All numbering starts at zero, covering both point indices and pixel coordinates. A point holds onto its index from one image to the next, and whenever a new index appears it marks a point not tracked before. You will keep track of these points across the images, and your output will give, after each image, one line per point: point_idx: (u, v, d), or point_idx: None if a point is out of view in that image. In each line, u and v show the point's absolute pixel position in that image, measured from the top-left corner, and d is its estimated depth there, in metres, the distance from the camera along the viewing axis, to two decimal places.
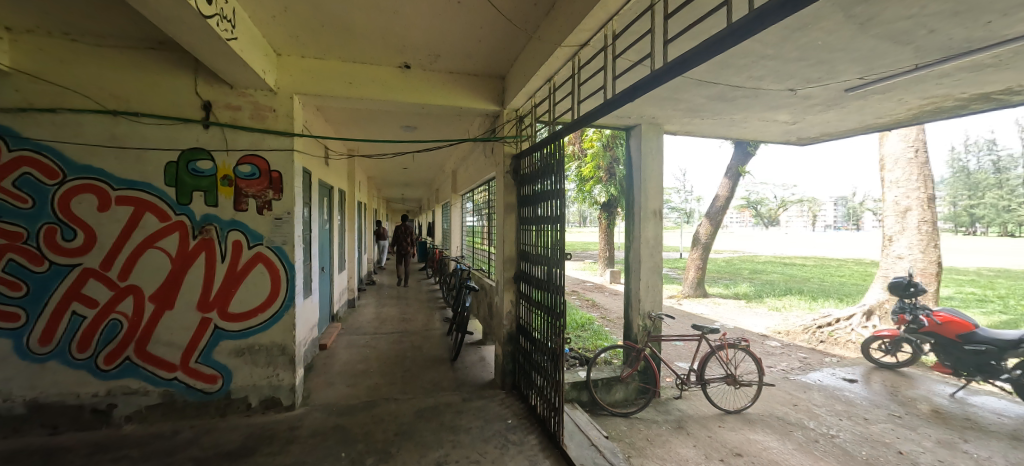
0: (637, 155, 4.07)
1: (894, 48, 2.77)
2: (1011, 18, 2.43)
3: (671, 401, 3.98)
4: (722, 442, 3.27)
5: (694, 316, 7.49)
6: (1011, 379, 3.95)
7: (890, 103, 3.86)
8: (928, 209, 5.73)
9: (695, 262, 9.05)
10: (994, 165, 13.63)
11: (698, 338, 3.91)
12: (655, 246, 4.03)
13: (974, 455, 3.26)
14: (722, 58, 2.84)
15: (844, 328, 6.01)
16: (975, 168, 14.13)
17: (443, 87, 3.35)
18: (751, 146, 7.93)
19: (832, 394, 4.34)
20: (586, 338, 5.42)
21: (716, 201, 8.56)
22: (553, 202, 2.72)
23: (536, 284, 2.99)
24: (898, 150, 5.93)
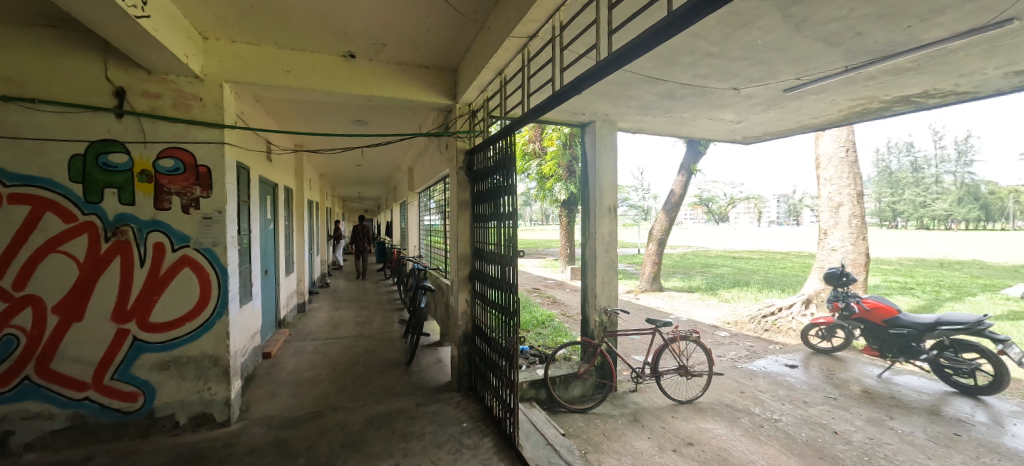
0: (591, 151, 4.12)
1: (826, 49, 2.94)
2: (927, 24, 2.63)
3: (627, 394, 4.07)
4: (676, 432, 3.37)
5: (650, 310, 7.71)
6: (928, 358, 4.31)
7: (824, 104, 4.12)
8: (857, 204, 6.18)
9: (652, 257, 9.31)
10: (911, 165, 16.83)
11: (652, 332, 4.01)
12: (610, 242, 4.10)
13: (899, 430, 3.54)
14: (669, 54, 2.91)
15: (786, 316, 6.40)
16: (896, 169, 17.48)
17: (391, 79, 3.23)
18: (701, 144, 8.26)
19: (776, 380, 4.59)
20: (546, 335, 5.44)
21: (670, 198, 8.86)
22: (505, 198, 2.69)
23: (490, 282, 2.96)
24: (831, 149, 6.36)
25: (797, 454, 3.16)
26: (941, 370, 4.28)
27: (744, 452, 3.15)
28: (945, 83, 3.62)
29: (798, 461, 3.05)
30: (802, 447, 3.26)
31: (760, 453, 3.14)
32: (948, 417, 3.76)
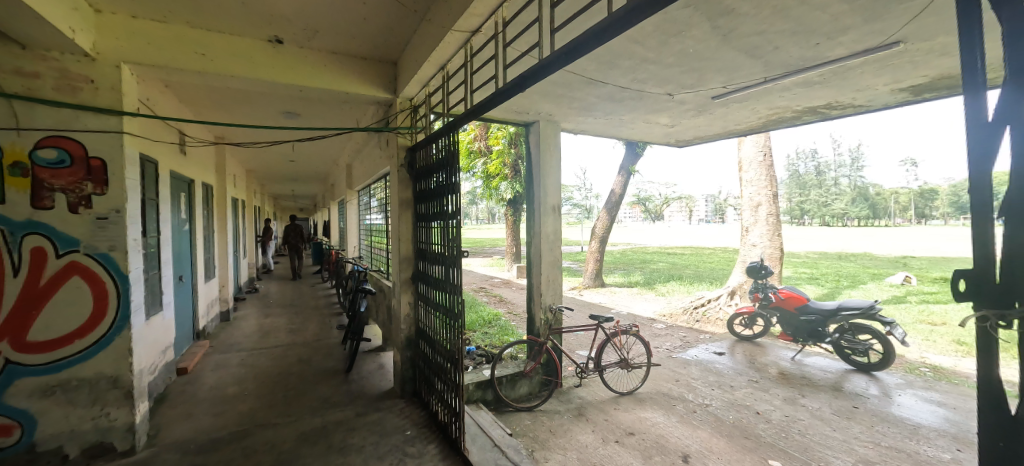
0: (536, 150, 4.14)
1: (749, 61, 3.16)
2: (832, 42, 2.91)
3: (572, 389, 4.16)
4: (618, 424, 3.48)
5: (593, 306, 7.94)
6: (832, 340, 4.79)
7: (746, 112, 4.45)
8: (773, 203, 6.76)
9: (594, 254, 9.60)
10: (815, 170, 21.76)
11: (595, 327, 4.11)
12: (554, 240, 4.15)
13: (810, 407, 3.91)
14: (609, 58, 2.98)
15: (714, 307, 6.87)
16: (807, 172, 22.30)
17: (323, 69, 3.03)
18: (638, 146, 8.64)
19: (706, 367, 4.90)
20: (493, 334, 5.42)
21: (611, 197, 9.19)
22: (449, 197, 2.63)
23: (433, 284, 2.87)
24: (752, 153, 6.90)
25: (726, 435, 3.37)
26: (842, 351, 4.77)
27: (679, 437, 3.31)
28: (846, 97, 4.04)
29: (727, 442, 3.26)
30: (730, 428, 3.50)
31: (694, 437, 3.32)
32: (848, 392, 4.21)
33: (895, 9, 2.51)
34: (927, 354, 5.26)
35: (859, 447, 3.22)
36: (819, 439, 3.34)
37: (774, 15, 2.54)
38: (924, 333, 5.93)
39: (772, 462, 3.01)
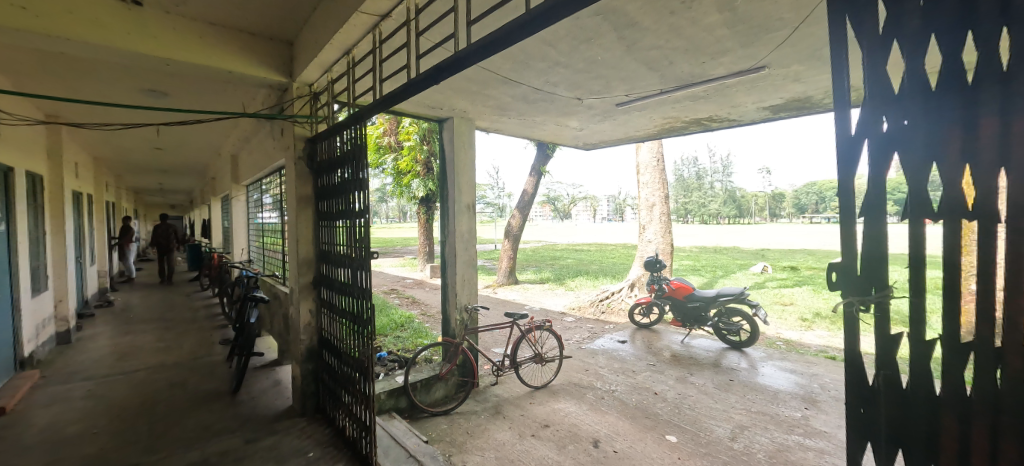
0: (449, 146, 4.04)
1: (648, 72, 3.40)
2: (715, 62, 3.24)
3: (488, 388, 4.14)
4: (534, 417, 3.54)
5: (507, 303, 8.05)
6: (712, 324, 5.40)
7: (644, 120, 4.81)
8: (665, 204, 7.45)
9: (507, 252, 9.75)
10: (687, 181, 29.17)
11: (510, 325, 4.13)
12: (469, 239, 4.10)
13: (697, 383, 4.36)
14: (523, 58, 2.99)
15: (617, 298, 7.37)
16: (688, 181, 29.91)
17: (199, 42, 2.61)
18: (548, 147, 8.94)
19: (612, 355, 5.22)
20: (405, 337, 5.20)
21: (522, 197, 9.39)
22: (356, 194, 2.42)
23: (339, 288, 2.64)
24: (648, 158, 7.53)
25: (630, 417, 3.61)
26: (719, 332, 5.41)
27: (590, 424, 3.47)
28: (724, 111, 4.56)
29: (631, 424, 3.48)
30: (633, 410, 3.75)
31: (603, 422, 3.50)
32: (726, 367, 4.77)
33: (764, 38, 2.87)
34: (781, 330, 6.18)
35: (736, 415, 3.66)
36: (705, 411, 3.72)
37: (670, 32, 2.76)
38: (778, 312, 6.98)
39: (669, 438, 3.27)
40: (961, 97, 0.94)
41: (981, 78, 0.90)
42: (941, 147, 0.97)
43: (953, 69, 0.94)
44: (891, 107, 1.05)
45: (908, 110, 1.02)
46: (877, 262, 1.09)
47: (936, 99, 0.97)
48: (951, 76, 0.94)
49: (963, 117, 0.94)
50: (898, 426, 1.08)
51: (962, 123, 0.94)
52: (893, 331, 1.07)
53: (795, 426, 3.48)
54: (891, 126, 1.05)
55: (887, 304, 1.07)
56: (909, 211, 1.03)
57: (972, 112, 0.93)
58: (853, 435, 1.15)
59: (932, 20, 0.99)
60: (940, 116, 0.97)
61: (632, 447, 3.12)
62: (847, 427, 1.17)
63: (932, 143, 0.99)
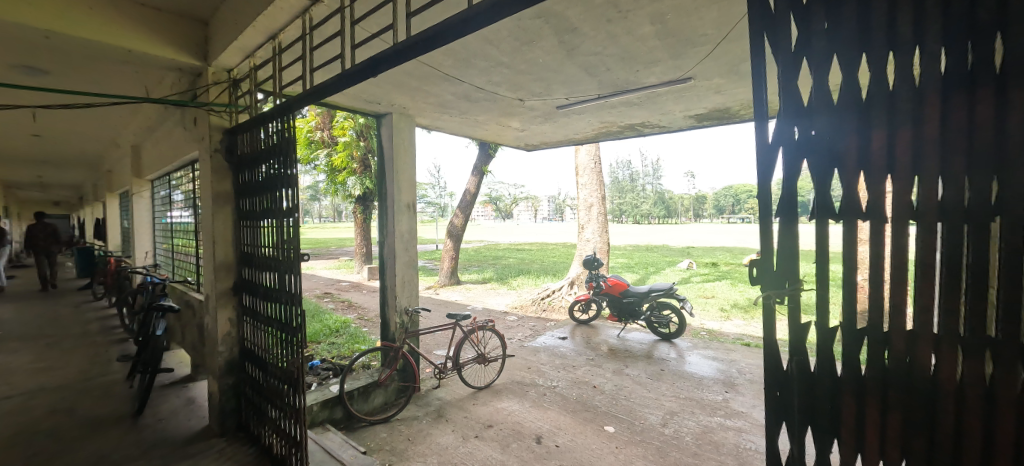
0: (387, 143, 3.88)
1: (587, 77, 3.49)
2: (648, 71, 3.40)
3: (430, 392, 4.04)
4: (477, 418, 3.50)
5: (448, 304, 7.92)
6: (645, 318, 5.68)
7: (583, 123, 4.94)
8: (602, 204, 7.74)
9: (449, 253, 9.61)
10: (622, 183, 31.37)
11: (453, 326, 4.05)
12: (409, 239, 3.96)
13: (632, 374, 4.56)
14: (465, 55, 2.94)
15: (558, 296, 7.53)
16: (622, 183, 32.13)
17: (90, 13, 2.27)
18: (490, 147, 8.93)
19: (553, 352, 5.32)
20: (341, 343, 4.92)
21: (464, 197, 9.30)
22: (283, 192, 2.24)
23: (264, 294, 2.43)
24: (587, 159, 7.78)
25: (571, 410, 3.69)
26: (652, 325, 5.71)
27: (533, 421, 3.49)
28: (656, 118, 4.81)
29: (572, 418, 3.56)
30: (574, 404, 3.84)
31: (545, 418, 3.54)
32: (658, 358, 5.04)
33: (691, 51, 3.05)
34: (704, 320, 6.67)
35: (666, 402, 3.87)
36: (639, 400, 3.91)
37: (608, 40, 2.84)
38: (702, 305, 7.52)
39: (607, 428, 3.39)
40: (857, 110, 1.04)
41: (874, 95, 1.01)
42: (842, 156, 1.06)
43: (852, 85, 1.04)
44: (801, 118, 1.13)
45: (815, 121, 1.11)
46: (789, 259, 1.17)
47: (838, 112, 1.07)
48: (850, 93, 1.04)
49: (859, 129, 1.05)
50: (807, 408, 1.17)
51: (859, 134, 1.05)
52: (802, 323, 1.16)
53: (718, 408, 3.75)
54: (802, 135, 1.13)
55: (799, 297, 1.15)
56: (816, 212, 1.11)
57: (865, 125, 1.04)
58: (770, 419, 1.22)
59: (834, 40, 1.08)
60: (841, 128, 1.07)
61: (574, 441, 3.19)
62: (767, 410, 1.24)
63: (834, 152, 1.09)
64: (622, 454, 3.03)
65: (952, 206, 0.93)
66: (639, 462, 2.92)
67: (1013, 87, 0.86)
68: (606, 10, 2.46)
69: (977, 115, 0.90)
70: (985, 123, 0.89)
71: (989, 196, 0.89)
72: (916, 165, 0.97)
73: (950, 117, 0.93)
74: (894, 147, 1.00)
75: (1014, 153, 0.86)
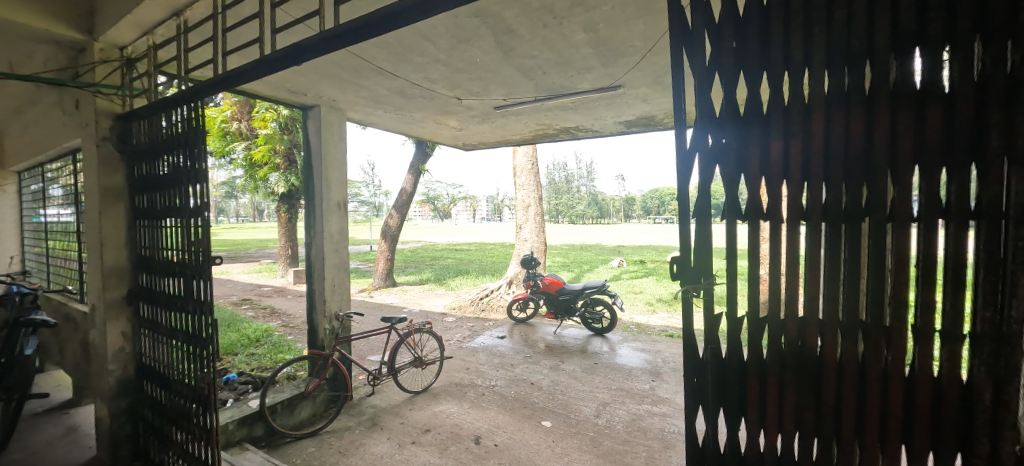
0: (315, 137, 3.64)
1: (524, 79, 3.52)
2: (582, 76, 3.51)
3: (364, 400, 3.85)
4: (414, 424, 3.40)
5: (384, 307, 7.63)
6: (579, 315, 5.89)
7: (520, 124, 4.99)
8: (539, 204, 7.88)
9: (383, 253, 9.26)
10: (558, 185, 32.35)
11: (388, 330, 3.90)
12: (339, 240, 3.76)
13: (568, 369, 4.69)
14: (399, 49, 2.84)
15: (496, 295, 7.55)
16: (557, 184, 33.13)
17: None
18: (427, 145, 8.75)
19: (492, 351, 5.32)
20: (262, 354, 4.55)
21: (400, 196, 9.02)
22: (189, 187, 2.02)
23: (166, 302, 2.17)
24: (524, 160, 7.88)
25: (510, 409, 3.71)
26: (586, 321, 5.92)
27: (471, 422, 3.46)
28: (589, 122, 4.99)
29: (511, 416, 3.58)
30: (512, 402, 3.86)
31: (483, 418, 3.52)
32: (592, 352, 5.23)
33: (621, 60, 3.19)
34: (634, 315, 7.04)
35: (600, 393, 4.03)
36: (574, 394, 4.02)
37: (544, 44, 2.89)
38: (632, 300, 7.93)
39: (544, 424, 3.44)
40: (759, 122, 1.16)
41: (773, 109, 1.13)
42: (747, 162, 1.17)
43: (756, 100, 1.15)
44: (713, 127, 1.22)
45: (725, 130, 1.21)
46: (704, 256, 1.26)
47: (743, 123, 1.17)
48: (754, 106, 1.16)
49: (761, 139, 1.16)
50: (720, 392, 1.27)
51: (761, 144, 1.16)
52: (715, 314, 1.26)
53: (646, 396, 3.96)
54: (714, 143, 1.22)
55: (712, 290, 1.24)
56: (725, 213, 1.21)
57: (766, 135, 1.16)
58: (689, 404, 1.31)
59: (740, 59, 1.19)
60: (747, 137, 1.18)
61: (512, 439, 3.20)
62: (685, 395, 1.33)
63: (741, 158, 1.19)
64: (558, 448, 3.09)
65: (833, 209, 1.08)
66: (575, 455, 3.00)
67: (879, 108, 1.02)
68: (542, 14, 2.49)
69: (852, 130, 1.05)
70: (858, 137, 1.05)
71: (861, 200, 1.05)
72: (806, 172, 1.11)
73: (832, 131, 1.08)
74: (789, 155, 1.13)
75: (879, 163, 1.02)
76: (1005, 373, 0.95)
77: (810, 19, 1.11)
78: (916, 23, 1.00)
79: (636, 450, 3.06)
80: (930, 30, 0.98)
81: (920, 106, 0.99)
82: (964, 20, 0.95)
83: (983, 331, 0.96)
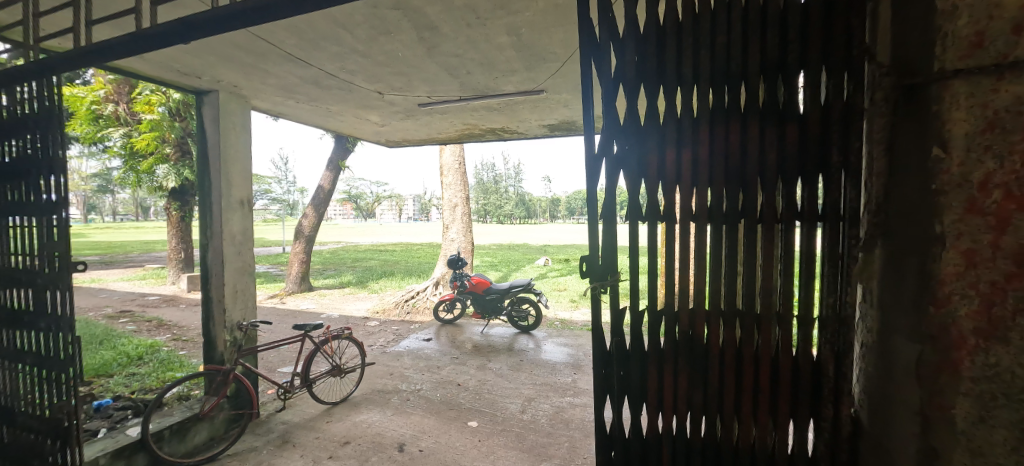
0: (211, 127, 3.27)
1: (448, 77, 3.47)
2: (506, 79, 3.55)
3: (273, 416, 3.54)
4: (331, 437, 3.20)
5: (298, 313, 7.09)
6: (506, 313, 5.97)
7: (445, 123, 4.92)
8: (466, 204, 7.84)
9: (297, 256, 8.60)
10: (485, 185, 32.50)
11: (301, 338, 3.62)
12: (242, 241, 3.43)
13: (495, 368, 4.72)
14: (312, 36, 2.65)
15: (422, 297, 7.38)
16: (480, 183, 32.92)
17: None
18: (348, 140, 8.30)
19: (417, 354, 5.18)
20: (147, 373, 3.99)
21: (317, 193, 8.45)
22: (48, 179, 1.75)
23: (12, 318, 1.84)
24: (451, 159, 7.80)
25: (436, 412, 3.64)
26: (512, 319, 6.02)
27: (395, 429, 3.34)
28: (514, 124, 5.06)
29: (436, 419, 3.51)
30: (438, 405, 3.79)
31: (408, 424, 3.41)
32: (518, 350, 5.33)
33: (543, 65, 3.28)
34: (558, 311, 7.28)
35: (525, 390, 4.11)
36: (501, 392, 4.06)
37: (468, 43, 2.87)
38: (556, 297, 8.21)
39: (471, 424, 3.43)
40: (657, 131, 1.26)
41: (669, 121, 1.23)
42: (646, 168, 1.27)
43: (654, 111, 1.25)
44: (618, 134, 1.29)
45: (628, 138, 1.29)
46: (610, 256, 1.32)
47: (644, 131, 1.26)
48: (652, 117, 1.25)
49: (658, 147, 1.26)
50: (625, 381, 1.35)
51: (658, 152, 1.26)
52: (619, 309, 1.35)
53: (569, 389, 4.12)
54: (618, 149, 1.29)
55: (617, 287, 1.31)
56: (628, 214, 1.29)
57: (662, 144, 1.26)
58: (597, 395, 1.38)
59: (641, 72, 1.27)
60: (646, 145, 1.27)
61: (437, 442, 3.14)
62: (594, 388, 1.40)
63: (641, 164, 1.28)
64: (484, 446, 3.10)
65: (717, 211, 1.22)
66: (501, 452, 3.03)
67: (751, 123, 1.18)
68: (465, 13, 2.47)
69: (731, 141, 1.20)
70: (735, 149, 1.20)
71: (738, 204, 1.20)
72: (695, 179, 1.23)
73: (715, 143, 1.21)
74: (681, 163, 1.24)
75: (751, 172, 1.18)
76: (842, 348, 1.15)
77: (699, 41, 1.23)
78: (778, 52, 1.17)
79: (559, 441, 3.17)
80: (789, 58, 1.16)
81: (781, 124, 1.17)
82: (814, 53, 1.14)
83: (827, 314, 1.15)
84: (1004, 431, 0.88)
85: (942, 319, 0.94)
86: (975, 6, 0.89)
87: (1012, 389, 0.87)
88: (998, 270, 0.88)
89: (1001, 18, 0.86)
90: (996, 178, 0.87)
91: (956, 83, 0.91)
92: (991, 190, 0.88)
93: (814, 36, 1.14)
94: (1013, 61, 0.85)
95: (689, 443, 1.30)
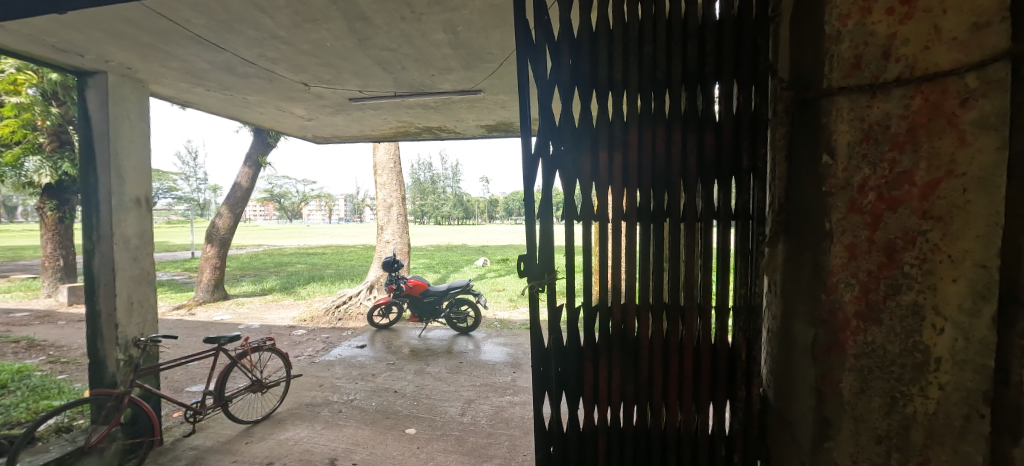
0: (97, 115, 2.83)
1: (381, 72, 3.31)
2: (442, 77, 3.47)
3: (179, 442, 3.14)
4: (251, 459, 2.92)
5: (212, 325, 6.41)
6: (445, 314, 5.89)
7: (378, 120, 4.70)
8: (402, 205, 7.56)
9: (209, 261, 7.80)
10: (422, 186, 31.84)
11: (215, 352, 3.24)
12: (138, 246, 3.02)
13: (433, 371, 4.59)
14: (224, 17, 2.39)
15: (355, 302, 7.00)
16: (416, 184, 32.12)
17: None
18: (270, 136, 7.68)
19: (350, 363, 4.90)
20: (8, 406, 3.36)
21: (233, 192, 7.72)
22: None
23: None
24: (385, 158, 7.51)
25: (371, 422, 3.46)
26: (452, 321, 5.94)
27: (325, 443, 3.12)
28: (451, 123, 4.95)
29: (371, 429, 3.34)
30: (373, 414, 3.61)
31: (340, 438, 3.21)
32: (457, 352, 5.25)
33: (480, 66, 3.24)
34: (496, 312, 7.28)
35: (464, 391, 4.05)
36: (439, 396, 3.95)
37: (402, 38, 2.76)
38: (495, 297, 8.22)
39: (408, 431, 3.30)
40: (589, 134, 1.28)
41: (601, 124, 1.26)
42: (580, 169, 1.28)
43: (588, 113, 1.26)
44: (553, 136, 1.29)
45: (563, 139, 1.29)
46: (547, 255, 1.32)
47: (578, 134, 1.27)
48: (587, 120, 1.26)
49: (591, 149, 1.28)
50: (562, 376, 1.35)
51: (590, 153, 1.28)
52: (557, 307, 1.35)
53: (509, 388, 4.12)
54: (553, 151, 1.29)
55: (553, 285, 1.31)
56: (564, 214, 1.30)
57: (595, 145, 1.28)
58: (536, 391, 1.36)
59: (575, 75, 1.28)
60: (579, 146, 1.28)
61: (373, 453, 2.99)
62: (533, 386, 1.37)
63: (575, 164, 1.29)
64: (423, 453, 3.00)
65: (644, 209, 1.25)
66: (441, 457, 2.95)
67: (675, 128, 1.23)
68: (399, 6, 2.36)
69: (657, 145, 1.24)
70: (661, 151, 1.24)
71: (663, 203, 1.25)
72: (625, 179, 1.26)
73: (643, 147, 1.25)
74: (612, 164, 1.26)
75: (676, 174, 1.23)
76: (752, 335, 1.23)
77: (628, 50, 1.26)
78: (698, 64, 1.23)
79: (499, 441, 3.15)
80: (707, 70, 1.22)
81: (700, 131, 1.23)
82: (727, 66, 1.20)
83: (740, 303, 1.23)
84: (879, 398, 0.96)
85: (832, 304, 1.01)
86: (854, 32, 0.96)
87: (884, 362, 0.96)
88: (873, 261, 0.95)
89: (874, 42, 0.94)
90: (871, 182, 0.95)
91: (840, 99, 0.97)
92: (868, 192, 0.95)
93: (728, 50, 1.20)
94: (883, 82, 0.93)
95: (622, 432, 1.33)
